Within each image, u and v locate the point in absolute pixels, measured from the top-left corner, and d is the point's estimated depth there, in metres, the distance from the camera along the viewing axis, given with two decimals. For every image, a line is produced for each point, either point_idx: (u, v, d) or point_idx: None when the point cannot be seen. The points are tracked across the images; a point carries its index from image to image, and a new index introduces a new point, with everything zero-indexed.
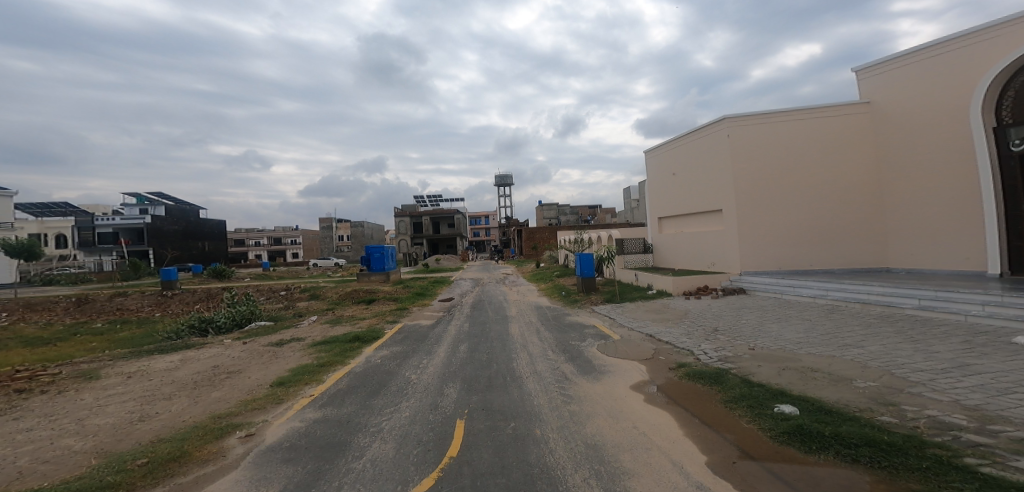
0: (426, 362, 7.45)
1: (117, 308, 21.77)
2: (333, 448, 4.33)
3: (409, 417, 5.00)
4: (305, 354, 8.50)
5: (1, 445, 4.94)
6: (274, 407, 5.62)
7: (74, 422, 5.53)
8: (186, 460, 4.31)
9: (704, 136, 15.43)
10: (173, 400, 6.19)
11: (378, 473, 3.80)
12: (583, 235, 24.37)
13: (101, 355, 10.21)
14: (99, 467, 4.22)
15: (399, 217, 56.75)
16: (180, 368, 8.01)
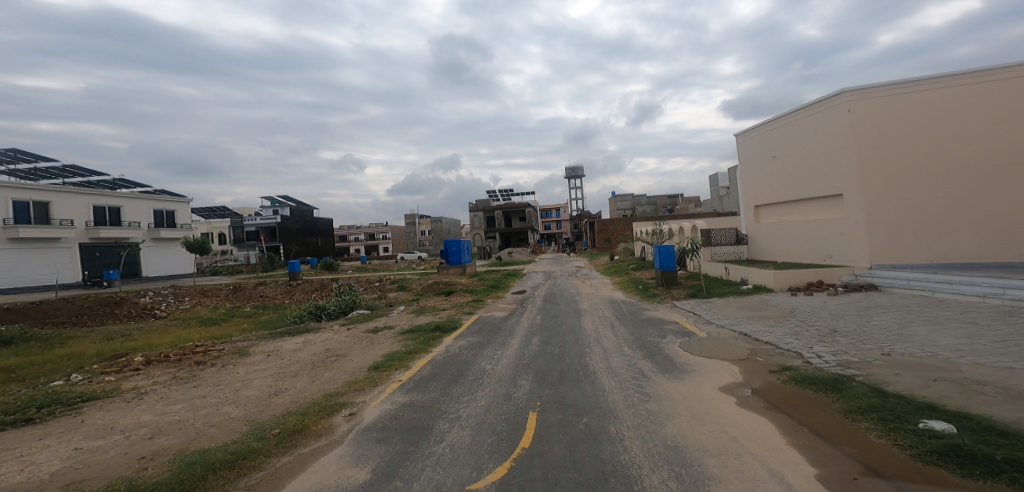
0: (504, 353, 7.61)
1: (259, 295, 25.17)
2: (417, 432, 4.62)
3: (485, 407, 5.16)
4: (397, 341, 9.15)
5: (182, 408, 5.99)
6: (371, 389, 6.13)
7: (231, 392, 6.54)
8: (305, 433, 4.87)
9: (818, 113, 13.73)
10: (299, 378, 7.02)
11: (456, 458, 3.98)
12: (662, 225, 23.06)
13: (249, 335, 11.94)
14: (246, 434, 4.92)
15: (473, 212, 59.32)
16: (303, 349, 9.07)
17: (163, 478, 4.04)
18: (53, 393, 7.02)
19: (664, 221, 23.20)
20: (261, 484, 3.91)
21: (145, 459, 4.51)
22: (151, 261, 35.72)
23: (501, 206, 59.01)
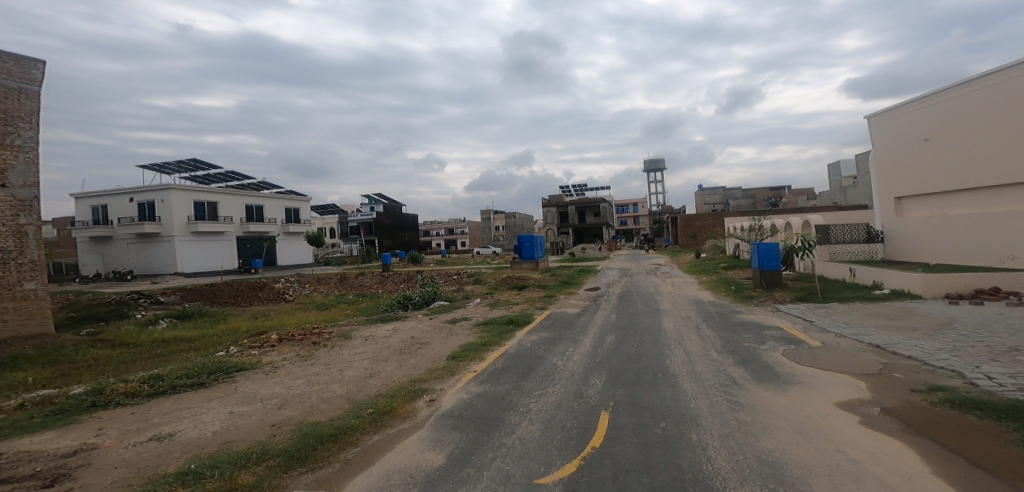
0: (577, 350, 7.52)
1: (358, 285, 27.35)
2: (488, 422, 4.74)
3: (555, 403, 5.15)
4: (472, 332, 9.48)
5: (303, 383, 6.73)
6: (449, 377, 6.40)
7: (336, 371, 7.22)
8: (392, 415, 5.21)
9: (1002, 84, 11.84)
10: (390, 362, 7.55)
11: (526, 451, 4.03)
12: (761, 221, 21.17)
13: (353, 320, 13.11)
14: (347, 411, 5.39)
15: (546, 208, 58.15)
16: (393, 335, 9.76)
17: (285, 445, 4.58)
18: (211, 362, 8.34)
19: (767, 217, 21.37)
20: (355, 459, 4.26)
21: (275, 426, 5.15)
22: (285, 252, 40.26)
23: (574, 202, 57.79)
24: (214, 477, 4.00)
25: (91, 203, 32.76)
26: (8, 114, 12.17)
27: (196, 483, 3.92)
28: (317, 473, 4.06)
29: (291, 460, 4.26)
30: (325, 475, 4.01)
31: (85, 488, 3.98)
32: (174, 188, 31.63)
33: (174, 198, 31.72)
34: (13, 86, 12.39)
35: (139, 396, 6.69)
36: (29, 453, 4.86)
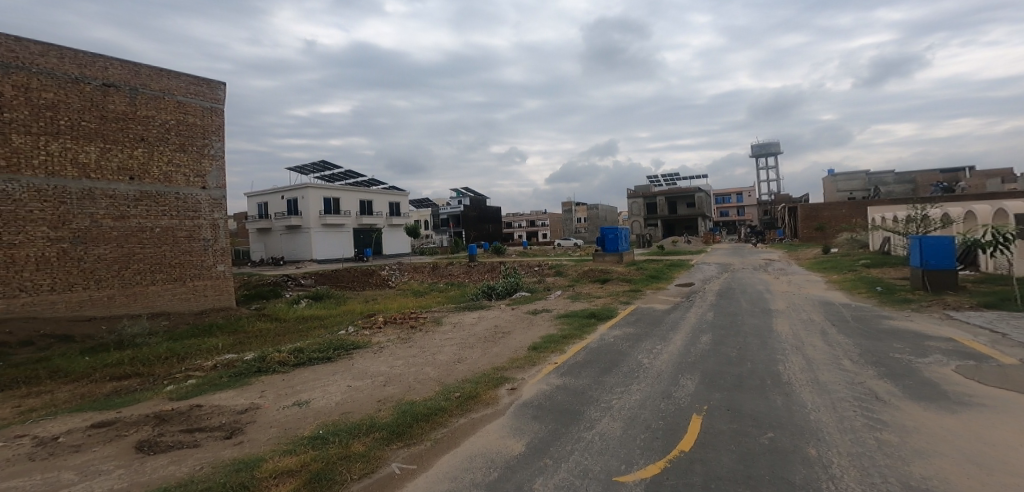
0: (663, 349, 7.19)
1: (449, 274, 28.52)
2: (568, 415, 4.73)
3: (639, 401, 5.00)
4: (553, 323, 9.51)
5: (404, 363, 7.27)
6: (529, 367, 6.49)
7: (429, 355, 7.66)
8: (477, 399, 5.44)
9: None
10: (475, 349, 7.83)
11: (606, 447, 3.97)
12: (932, 214, 18.11)
13: (444, 307, 13.89)
14: (438, 393, 5.70)
15: (631, 198, 56.99)
16: (477, 323, 10.15)
17: (388, 420, 5.06)
18: (334, 339, 9.39)
19: (933, 204, 18.44)
20: (444, 439, 4.58)
21: (381, 402, 5.70)
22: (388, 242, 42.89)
23: (665, 191, 55.72)
24: (335, 444, 4.59)
25: (255, 201, 39.16)
26: (204, 129, 15.58)
27: (322, 446, 4.56)
28: (413, 449, 4.45)
29: (392, 435, 4.71)
30: (420, 451, 4.39)
31: (251, 442, 4.89)
32: (309, 186, 36.05)
33: (311, 195, 36.27)
34: (207, 105, 15.71)
35: (286, 366, 7.85)
36: (218, 407, 6.08)
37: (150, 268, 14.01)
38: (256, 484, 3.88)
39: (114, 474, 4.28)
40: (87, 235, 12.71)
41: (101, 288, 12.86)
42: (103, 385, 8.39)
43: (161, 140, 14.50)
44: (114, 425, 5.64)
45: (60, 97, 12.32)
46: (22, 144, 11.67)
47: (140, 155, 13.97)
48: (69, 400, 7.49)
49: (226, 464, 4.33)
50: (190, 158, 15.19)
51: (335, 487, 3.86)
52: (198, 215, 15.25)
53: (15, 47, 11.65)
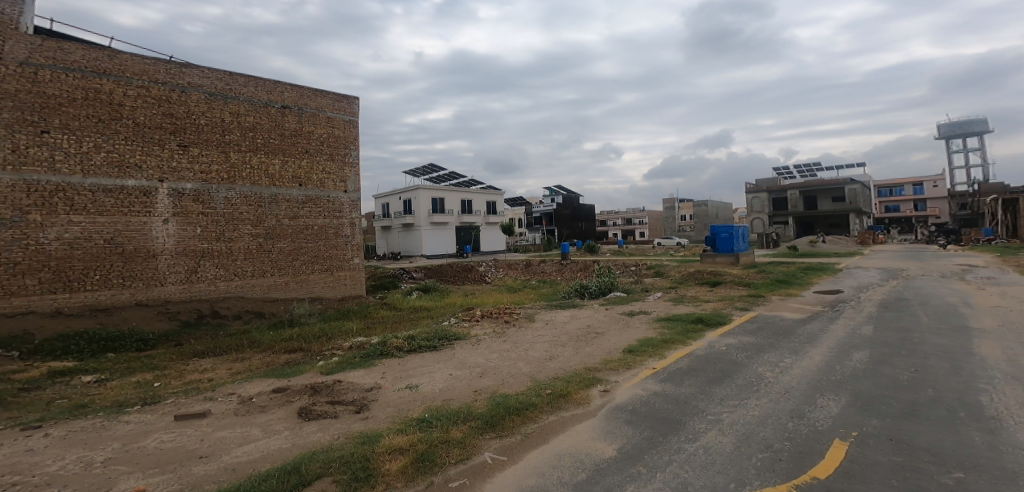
0: (796, 364, 6.49)
1: (541, 272, 28.73)
2: (667, 423, 4.52)
3: (758, 418, 4.59)
4: (652, 327, 9.15)
5: (500, 356, 7.52)
6: (624, 370, 6.30)
7: (522, 349, 7.83)
8: (568, 398, 5.41)
9: None
10: (566, 348, 7.79)
11: (710, 462, 3.72)
12: None
13: (536, 303, 14.24)
14: (529, 389, 5.76)
15: (754, 195, 53.40)
16: (569, 321, 10.14)
17: (484, 410, 5.29)
18: (439, 328, 10.11)
19: None
20: (533, 435, 4.65)
21: (478, 392, 6.03)
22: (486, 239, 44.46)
23: (814, 183, 49.96)
24: (438, 428, 4.90)
25: (382, 202, 44.20)
26: (347, 140, 17.58)
27: (427, 429, 4.90)
28: (505, 440, 4.60)
29: (486, 425, 4.91)
30: (511, 443, 4.52)
31: (373, 419, 5.48)
32: (422, 187, 39.26)
33: (422, 196, 39.24)
34: (346, 118, 17.58)
35: (401, 351, 8.70)
36: (353, 384, 6.95)
37: (312, 260, 16.47)
38: (374, 457, 4.29)
39: (274, 436, 5.06)
40: (273, 232, 15.49)
41: (280, 274, 15.60)
42: (279, 356, 10.09)
43: (318, 151, 16.77)
44: (284, 392, 6.69)
45: (257, 120, 15.20)
46: (238, 159, 14.73)
47: (306, 165, 16.47)
48: (258, 367, 9.11)
49: (355, 436, 4.90)
50: (334, 166, 17.22)
51: (436, 470, 4.14)
52: (345, 216, 17.46)
53: (231, 81, 14.60)
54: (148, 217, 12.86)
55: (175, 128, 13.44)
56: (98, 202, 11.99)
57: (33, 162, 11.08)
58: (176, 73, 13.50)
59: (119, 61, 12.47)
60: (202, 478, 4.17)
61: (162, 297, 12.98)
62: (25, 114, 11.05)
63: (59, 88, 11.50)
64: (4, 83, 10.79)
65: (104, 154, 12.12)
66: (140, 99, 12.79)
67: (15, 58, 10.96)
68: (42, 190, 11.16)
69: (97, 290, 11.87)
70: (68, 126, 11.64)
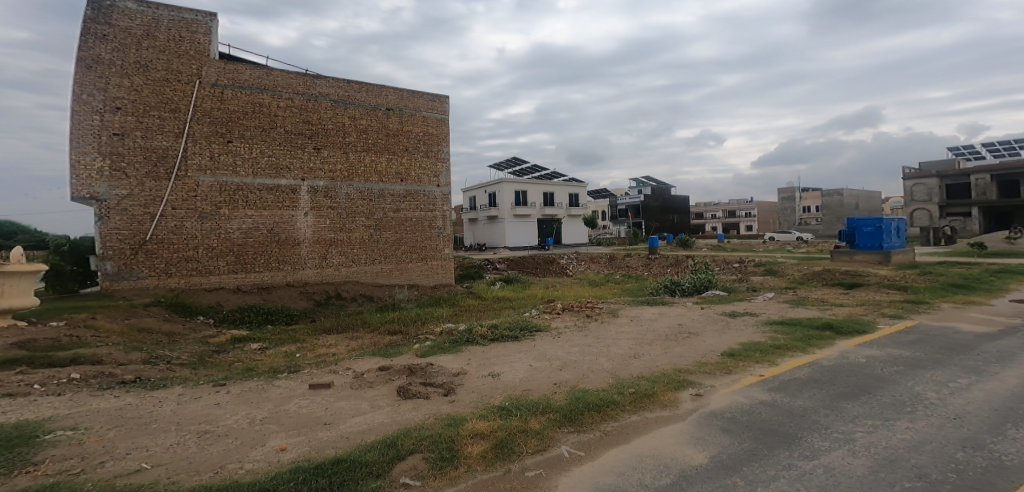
0: (979, 386, 5.43)
1: (626, 266, 27.90)
2: (777, 436, 4.17)
3: (908, 443, 3.99)
4: (759, 330, 8.50)
5: (582, 351, 7.44)
6: (723, 375, 5.93)
7: (605, 345, 7.65)
8: (653, 399, 5.20)
9: None
10: (653, 346, 7.51)
11: (831, 482, 3.38)
12: None
13: (621, 298, 13.94)
14: (611, 386, 5.64)
15: (914, 181, 45.42)
16: (657, 319, 9.75)
17: (563, 403, 5.27)
18: (521, 318, 10.32)
19: None
20: (614, 433, 4.55)
21: (557, 385, 6.02)
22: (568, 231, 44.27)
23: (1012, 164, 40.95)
24: (517, 417, 4.97)
25: (468, 195, 46.07)
26: (439, 137, 18.34)
27: (507, 417, 4.99)
28: (583, 436, 4.56)
29: (564, 418, 4.89)
30: (588, 439, 4.47)
31: (459, 402, 5.72)
32: (506, 180, 40.05)
33: (505, 188, 40.09)
34: (438, 116, 18.29)
35: (485, 339, 8.99)
36: (442, 367, 7.29)
37: (411, 249, 17.58)
38: (459, 440, 4.47)
39: (376, 411, 5.48)
40: (381, 223, 16.86)
41: (385, 262, 16.97)
42: (384, 337, 10.97)
43: (415, 149, 17.71)
44: (387, 370, 7.22)
45: (369, 122, 16.65)
46: (357, 158, 16.36)
47: (407, 162, 17.49)
48: (367, 346, 9.99)
49: (443, 417, 5.15)
50: (429, 162, 18.05)
51: (514, 458, 4.21)
52: (438, 209, 18.22)
53: (354, 89, 16.29)
54: (294, 210, 15.13)
55: (312, 133, 15.50)
56: (261, 199, 14.51)
57: (223, 167, 13.89)
58: (309, 84, 15.40)
59: (274, 78, 14.75)
60: (319, 443, 4.64)
61: (303, 280, 15.23)
62: (217, 128, 13.82)
63: (238, 105, 14.13)
64: (203, 102, 13.56)
65: (266, 159, 14.64)
66: (289, 109, 15.04)
67: (208, 81, 13.63)
68: (230, 189, 13.98)
69: (262, 272, 14.47)
70: (244, 136, 14.28)
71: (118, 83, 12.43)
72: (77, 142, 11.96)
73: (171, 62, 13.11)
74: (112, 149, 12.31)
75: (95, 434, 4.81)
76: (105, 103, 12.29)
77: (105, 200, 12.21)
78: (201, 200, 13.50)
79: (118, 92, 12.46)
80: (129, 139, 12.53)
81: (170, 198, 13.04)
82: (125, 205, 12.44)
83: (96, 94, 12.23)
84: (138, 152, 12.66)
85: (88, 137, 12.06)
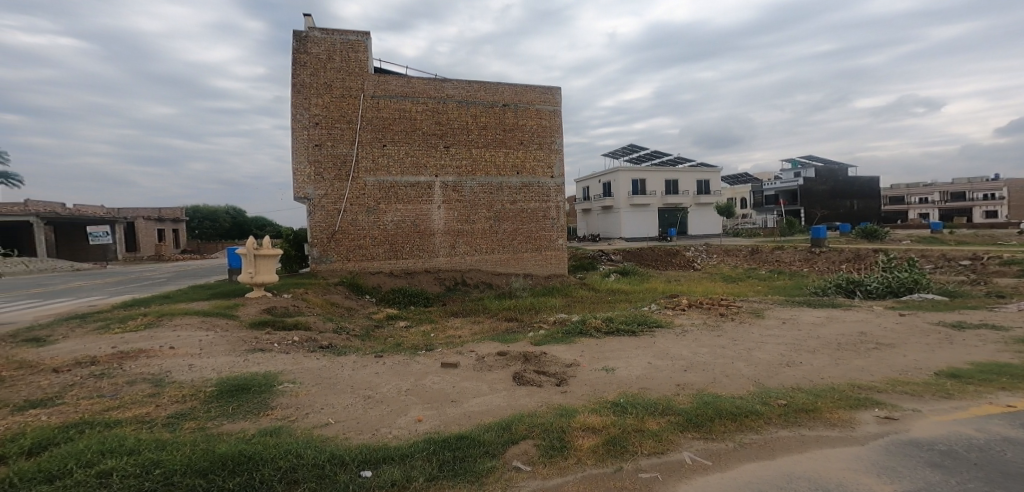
0: None
1: (774, 261, 24.78)
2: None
3: None
4: (991, 349, 6.83)
5: (708, 352, 6.86)
6: (935, 400, 4.93)
7: (743, 349, 6.91)
8: (814, 415, 4.57)
9: None
10: (817, 355, 6.56)
11: None
12: None
13: (766, 297, 12.52)
14: (753, 394, 5.10)
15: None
16: (826, 325, 8.47)
17: (687, 406, 4.88)
18: (638, 313, 9.86)
19: None
20: (752, 446, 4.11)
21: (681, 387, 5.60)
22: (694, 222, 41.27)
23: None
24: (633, 415, 4.72)
25: (582, 185, 45.94)
26: (553, 129, 18.09)
27: (621, 414, 4.77)
28: (709, 443, 4.19)
29: (688, 422, 4.53)
30: (717, 449, 4.10)
31: (571, 394, 5.63)
32: (620, 169, 38.77)
33: (621, 177, 38.98)
34: (549, 108, 18.03)
35: (598, 332, 8.77)
36: (555, 357, 7.26)
37: (527, 240, 17.95)
38: (568, 431, 4.38)
39: (493, 394, 5.63)
40: (499, 215, 17.46)
41: (503, 251, 17.61)
42: (501, 323, 11.42)
43: (530, 142, 17.81)
44: (504, 355, 7.41)
45: (487, 119, 17.17)
46: (479, 153, 17.13)
47: (522, 155, 17.73)
48: (483, 331, 10.42)
49: (553, 407, 5.10)
50: (543, 154, 18.01)
51: (627, 457, 3.98)
52: (551, 200, 18.19)
53: (477, 88, 16.99)
54: (430, 204, 16.62)
55: (443, 133, 16.66)
56: (406, 194, 16.34)
57: (382, 168, 16.06)
58: (438, 88, 16.54)
59: (412, 85, 16.22)
60: (448, 418, 4.90)
61: (438, 267, 16.77)
62: (375, 134, 15.95)
63: (389, 113, 16.03)
64: (366, 112, 15.78)
65: (409, 159, 16.35)
66: (425, 112, 16.43)
67: (369, 94, 15.77)
68: (386, 187, 16.10)
69: (408, 260, 16.42)
70: (394, 140, 16.17)
71: (315, 103, 15.37)
72: (295, 153, 15.32)
73: (345, 81, 15.54)
74: (315, 158, 15.41)
75: (305, 388, 5.70)
76: (308, 120, 15.35)
77: (312, 199, 15.44)
78: (367, 197, 15.89)
79: (316, 110, 15.40)
80: (324, 148, 15.47)
81: (348, 196, 15.69)
82: (324, 203, 15.49)
83: (302, 114, 15.30)
84: (329, 158, 15.53)
85: (301, 148, 15.33)
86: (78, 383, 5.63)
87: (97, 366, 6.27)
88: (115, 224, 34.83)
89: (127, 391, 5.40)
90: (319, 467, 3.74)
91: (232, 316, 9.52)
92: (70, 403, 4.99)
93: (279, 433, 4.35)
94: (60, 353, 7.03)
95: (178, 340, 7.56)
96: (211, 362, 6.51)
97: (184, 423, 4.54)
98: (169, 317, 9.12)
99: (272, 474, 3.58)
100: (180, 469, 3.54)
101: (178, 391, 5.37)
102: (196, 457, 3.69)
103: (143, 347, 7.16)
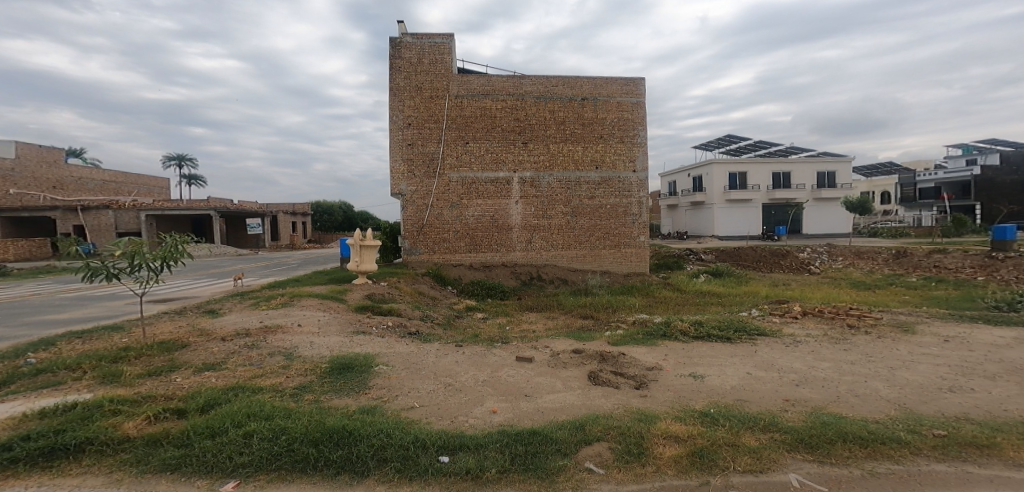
0: None
1: (932, 264, 20.80)
2: None
3: None
4: None
5: (830, 368, 6.07)
6: None
7: (884, 368, 6.02)
8: (990, 451, 3.85)
9: None
10: (997, 383, 5.48)
11: None
12: None
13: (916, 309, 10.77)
14: (896, 419, 4.42)
15: None
16: (1012, 347, 7.03)
17: (798, 425, 4.29)
18: (735, 319, 9.07)
19: None
20: (889, 478, 3.56)
21: (789, 403, 4.99)
22: (811, 218, 37.51)
23: None
24: (725, 428, 4.24)
25: (669, 180, 43.94)
26: (635, 121, 17.17)
27: (711, 426, 4.30)
28: (825, 468, 3.67)
29: (798, 442, 3.97)
30: (835, 475, 3.59)
31: (652, 398, 5.24)
32: (715, 162, 36.42)
33: (716, 170, 36.64)
34: (633, 100, 17.13)
35: (685, 336, 8.17)
36: (634, 359, 6.85)
37: (605, 236, 17.38)
38: (648, 437, 4.02)
39: (567, 392, 5.41)
40: (576, 210, 17.08)
41: (580, 248, 17.22)
42: (576, 319, 11.16)
43: (610, 136, 17.09)
44: (580, 354, 7.11)
45: (564, 114, 16.77)
46: (557, 149, 16.83)
47: (602, 149, 17.10)
48: (559, 327, 10.25)
49: (632, 411, 4.75)
50: (624, 147, 17.19)
51: (715, 472, 3.62)
52: (633, 195, 17.37)
53: (555, 84, 16.68)
54: (508, 200, 16.68)
55: (521, 129, 16.59)
56: (486, 190, 16.53)
57: (465, 165, 16.38)
58: (517, 85, 16.47)
59: (492, 83, 16.30)
60: (521, 412, 4.75)
61: (514, 261, 16.83)
62: (458, 132, 16.30)
63: (471, 111, 16.28)
64: (451, 112, 16.18)
65: (488, 155, 16.51)
66: (504, 109, 16.45)
67: (453, 94, 16.12)
68: (468, 183, 16.42)
69: (487, 253, 16.67)
70: (475, 138, 16.40)
71: (408, 105, 16.06)
72: (391, 153, 16.22)
73: (432, 83, 16.04)
74: (407, 156, 16.17)
75: (397, 372, 5.85)
76: (401, 121, 16.10)
77: (405, 195, 16.25)
78: (450, 193, 16.34)
79: (408, 112, 16.09)
80: (415, 147, 16.16)
81: (435, 192, 16.27)
82: (415, 199, 16.26)
83: (397, 116, 16.09)
84: (420, 157, 16.20)
85: (397, 147, 16.17)
86: (238, 351, 6.30)
87: (250, 338, 6.96)
88: (265, 217, 39.42)
89: (267, 361, 5.92)
90: (405, 447, 3.74)
91: (342, 300, 10.17)
92: (229, 369, 5.58)
93: (374, 412, 4.47)
94: (225, 323, 8.05)
95: (303, 318, 8.26)
96: (328, 341, 6.98)
97: (304, 395, 4.83)
98: (295, 297, 9.96)
99: (367, 450, 3.65)
100: (298, 437, 3.73)
101: (303, 365, 5.78)
102: (311, 427, 3.88)
103: (280, 322, 7.90)
